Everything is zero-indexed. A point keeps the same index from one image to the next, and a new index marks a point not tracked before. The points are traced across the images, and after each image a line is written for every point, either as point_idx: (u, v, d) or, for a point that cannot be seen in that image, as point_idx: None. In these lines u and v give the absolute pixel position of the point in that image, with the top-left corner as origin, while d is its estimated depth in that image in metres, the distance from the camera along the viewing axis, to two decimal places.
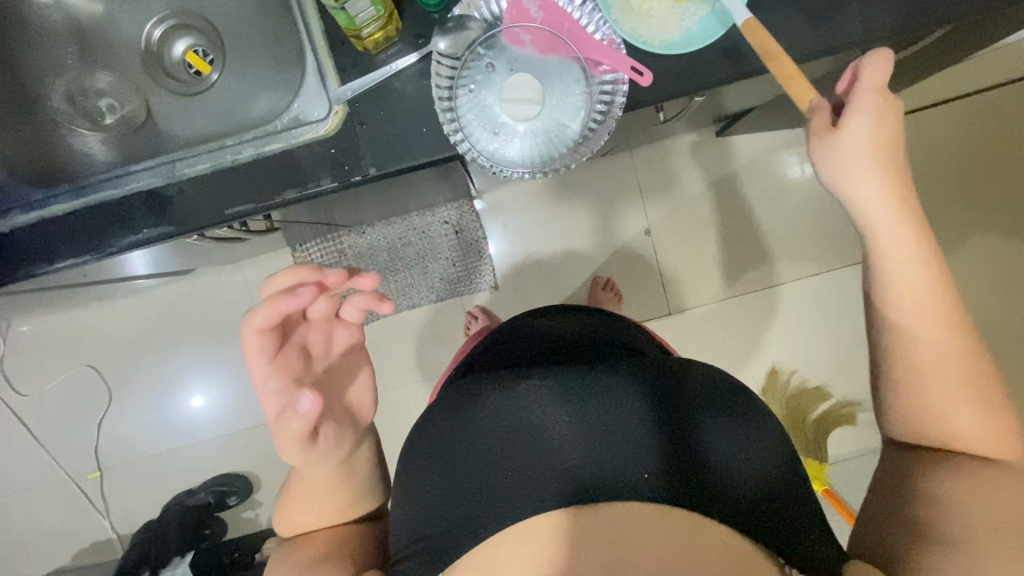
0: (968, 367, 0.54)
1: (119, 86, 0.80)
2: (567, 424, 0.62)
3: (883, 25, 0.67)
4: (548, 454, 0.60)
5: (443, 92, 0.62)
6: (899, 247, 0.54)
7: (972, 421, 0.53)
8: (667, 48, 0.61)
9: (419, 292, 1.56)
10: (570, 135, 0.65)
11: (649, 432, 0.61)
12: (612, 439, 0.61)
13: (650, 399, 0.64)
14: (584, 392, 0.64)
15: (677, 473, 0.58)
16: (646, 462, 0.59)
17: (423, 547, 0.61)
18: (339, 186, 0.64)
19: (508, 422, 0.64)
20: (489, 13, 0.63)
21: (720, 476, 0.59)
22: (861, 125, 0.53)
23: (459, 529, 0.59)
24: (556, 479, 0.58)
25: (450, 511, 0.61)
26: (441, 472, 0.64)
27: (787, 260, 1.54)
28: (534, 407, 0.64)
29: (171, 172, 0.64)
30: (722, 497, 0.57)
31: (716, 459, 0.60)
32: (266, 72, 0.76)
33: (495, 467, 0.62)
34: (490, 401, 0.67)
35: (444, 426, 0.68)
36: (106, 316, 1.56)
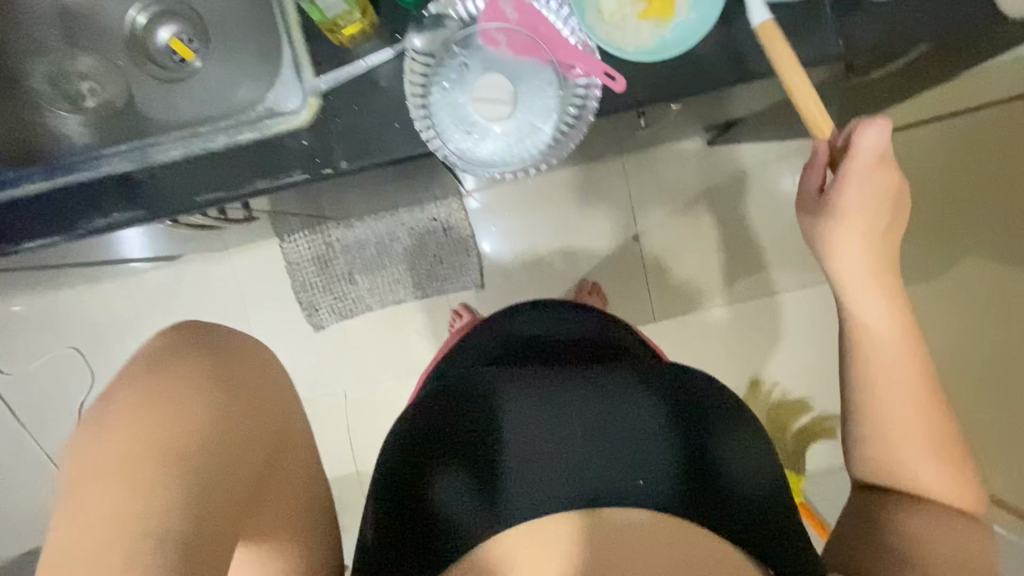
0: (924, 424, 0.61)
1: (101, 69, 0.79)
2: (577, 430, 0.67)
3: (862, 41, 0.68)
4: (561, 458, 0.65)
5: (417, 90, 0.63)
6: (861, 298, 0.62)
7: (924, 466, 0.60)
8: (641, 55, 0.62)
9: (404, 287, 1.56)
10: (543, 138, 0.65)
11: (667, 447, 0.66)
12: (621, 446, 0.66)
13: (670, 415, 0.67)
14: (605, 402, 0.68)
15: (692, 488, 0.65)
16: (665, 477, 0.65)
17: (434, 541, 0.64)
18: (309, 179, 0.64)
19: (526, 425, 0.67)
20: (466, 13, 0.63)
21: (717, 482, 0.65)
22: (851, 201, 0.59)
23: (472, 525, 0.64)
24: (570, 485, 0.64)
25: (458, 509, 0.64)
26: (446, 469, 0.66)
27: (774, 270, 1.54)
28: (544, 412, 0.68)
29: (144, 158, 0.64)
30: (729, 514, 0.64)
31: (727, 477, 0.65)
32: (251, 63, 0.76)
33: (507, 469, 0.66)
34: (498, 402, 0.68)
35: (445, 420, 0.68)
36: (91, 298, 1.56)
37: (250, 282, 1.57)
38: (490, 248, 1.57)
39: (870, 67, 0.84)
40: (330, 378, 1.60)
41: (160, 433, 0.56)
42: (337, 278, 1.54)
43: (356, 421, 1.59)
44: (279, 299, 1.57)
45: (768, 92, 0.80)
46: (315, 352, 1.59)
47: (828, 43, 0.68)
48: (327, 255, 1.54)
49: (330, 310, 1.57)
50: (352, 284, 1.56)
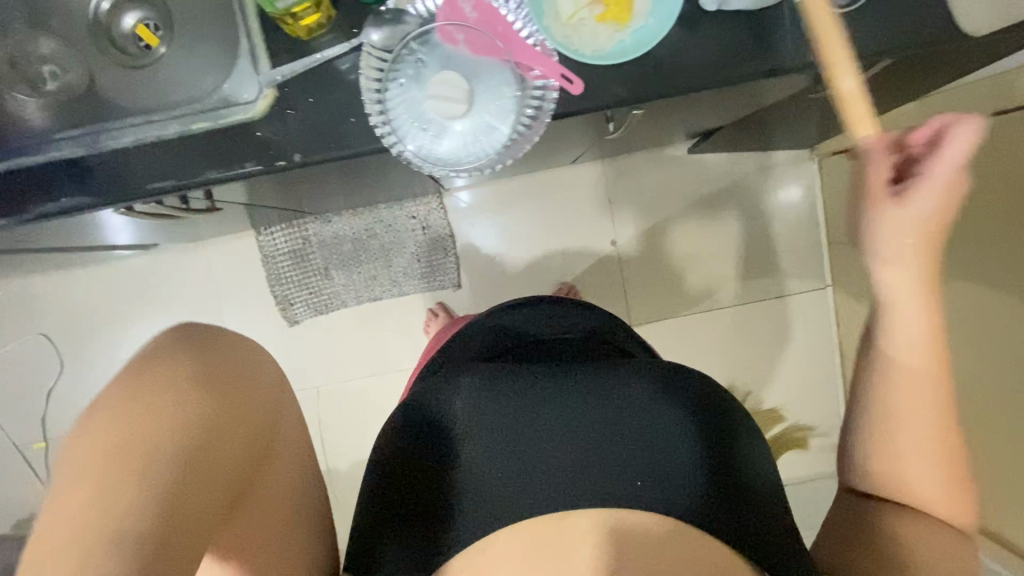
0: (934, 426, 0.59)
1: (62, 52, 0.78)
2: (609, 432, 0.67)
3: (835, 47, 0.66)
4: (591, 457, 0.67)
5: (373, 85, 0.62)
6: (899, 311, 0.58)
7: (929, 481, 0.59)
8: (598, 58, 0.62)
9: (380, 284, 1.55)
10: (501, 138, 0.65)
11: (674, 455, 0.66)
12: (650, 450, 0.67)
13: (682, 421, 0.67)
14: (614, 404, 0.68)
15: (695, 496, 0.65)
16: (668, 484, 0.66)
17: (456, 522, 0.66)
18: (262, 171, 0.64)
19: (532, 424, 0.68)
20: (425, 10, 0.63)
21: (740, 492, 0.66)
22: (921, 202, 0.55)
23: (494, 510, 0.66)
24: (597, 481, 0.66)
25: (481, 494, 0.67)
26: (481, 456, 0.68)
27: (746, 280, 1.59)
28: (580, 409, 0.68)
29: (95, 143, 0.63)
30: (730, 524, 0.65)
31: (731, 485, 0.66)
32: (215, 51, 0.76)
33: (537, 462, 0.67)
34: (535, 394, 0.69)
35: (485, 408, 0.69)
36: (64, 285, 1.54)
37: (226, 274, 1.56)
38: (484, 245, 1.57)
39: (836, 78, 0.85)
40: (304, 373, 1.58)
41: (134, 431, 0.54)
42: (314, 273, 1.54)
43: (329, 417, 1.58)
44: (255, 292, 1.56)
45: (734, 100, 0.80)
46: (290, 347, 1.58)
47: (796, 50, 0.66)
48: (303, 249, 1.53)
49: (305, 305, 1.56)
50: (329, 279, 1.55)
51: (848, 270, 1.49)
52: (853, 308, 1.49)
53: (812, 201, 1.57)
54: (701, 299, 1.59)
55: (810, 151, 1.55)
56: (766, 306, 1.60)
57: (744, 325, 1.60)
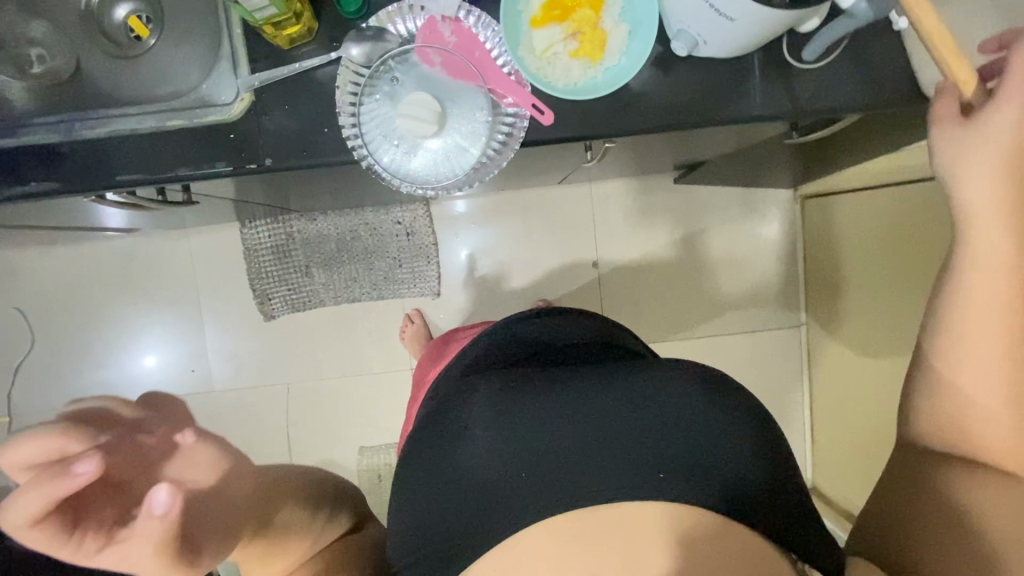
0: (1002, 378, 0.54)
1: (52, 37, 0.79)
2: (645, 425, 0.60)
3: (804, 98, 0.68)
4: (626, 450, 0.59)
5: (348, 99, 0.64)
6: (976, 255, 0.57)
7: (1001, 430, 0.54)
8: (568, 93, 0.64)
9: (360, 287, 1.56)
10: (470, 159, 0.67)
11: (717, 450, 0.59)
12: (690, 442, 0.59)
13: (717, 418, 0.60)
14: (641, 397, 0.61)
15: (742, 493, 0.57)
16: (713, 478, 0.57)
17: (479, 521, 0.59)
18: (233, 172, 0.65)
19: (562, 418, 0.61)
20: (406, 31, 0.65)
21: (785, 496, 0.59)
22: (1000, 126, 0.55)
23: (521, 508, 0.58)
24: (637, 474, 0.57)
25: (503, 491, 0.60)
26: (503, 454, 0.61)
27: (723, 312, 1.61)
28: (611, 404, 0.61)
29: (68, 131, 0.64)
30: (783, 528, 0.57)
31: (778, 489, 0.59)
32: (202, 48, 0.77)
33: (567, 457, 0.59)
34: (561, 390, 0.63)
35: (507, 406, 0.63)
36: (42, 262, 1.53)
37: (207, 264, 1.56)
38: (467, 255, 1.58)
39: (809, 125, 0.87)
40: (276, 369, 1.58)
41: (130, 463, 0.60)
42: (295, 269, 1.54)
43: (296, 414, 1.58)
44: (234, 284, 1.56)
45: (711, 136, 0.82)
46: (263, 341, 1.58)
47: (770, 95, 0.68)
48: (286, 245, 1.53)
49: (283, 301, 1.56)
50: (311, 276, 1.55)
51: (822, 310, 1.51)
52: (824, 348, 1.51)
53: (792, 240, 1.60)
54: (675, 327, 1.61)
55: (792, 192, 1.58)
56: (740, 339, 1.61)
57: (718, 356, 1.61)
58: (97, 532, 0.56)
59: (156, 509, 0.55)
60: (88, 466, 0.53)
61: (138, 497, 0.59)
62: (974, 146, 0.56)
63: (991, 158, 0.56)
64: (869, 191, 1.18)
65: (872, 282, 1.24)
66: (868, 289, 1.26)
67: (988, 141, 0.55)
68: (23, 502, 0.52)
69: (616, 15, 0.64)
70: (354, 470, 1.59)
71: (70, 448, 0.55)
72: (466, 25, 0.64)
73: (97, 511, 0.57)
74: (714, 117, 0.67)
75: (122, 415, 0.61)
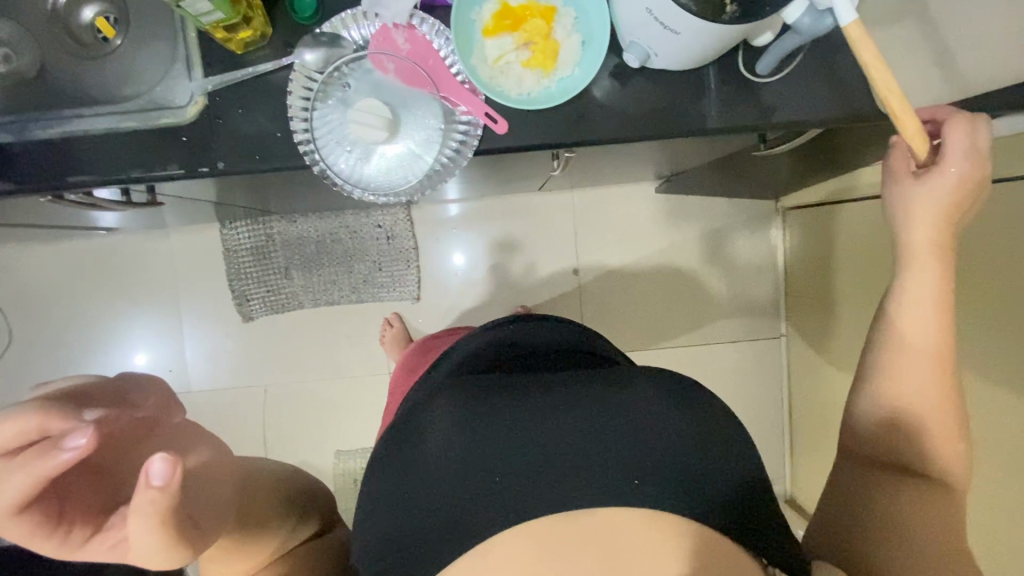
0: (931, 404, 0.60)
1: (17, 37, 0.79)
2: (610, 430, 0.59)
3: (763, 111, 0.68)
4: (592, 453, 0.57)
5: (300, 104, 0.64)
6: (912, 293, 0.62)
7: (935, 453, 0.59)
8: (522, 102, 0.64)
9: (339, 290, 1.56)
10: (424, 167, 0.67)
11: (684, 454, 0.57)
12: (654, 445, 0.58)
13: (680, 423, 0.59)
14: (604, 405, 0.61)
15: (722, 501, 0.55)
16: (682, 479, 0.55)
17: (444, 529, 0.57)
18: (185, 174, 0.65)
19: (526, 426, 0.61)
20: (360, 38, 0.65)
21: (754, 506, 0.57)
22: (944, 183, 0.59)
23: (486, 514, 0.55)
24: (604, 476, 0.55)
25: (468, 496, 0.57)
26: (468, 461, 0.60)
27: (703, 321, 1.61)
28: (575, 412, 0.61)
29: (23, 131, 0.65)
30: (756, 535, 0.55)
31: (748, 497, 0.57)
32: (165, 52, 0.77)
33: (533, 463, 0.58)
34: (526, 400, 0.63)
35: (472, 414, 0.63)
36: (22, 259, 1.53)
37: (187, 264, 1.56)
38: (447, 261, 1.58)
39: (775, 139, 0.87)
40: (255, 370, 1.58)
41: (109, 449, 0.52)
42: (275, 271, 1.54)
43: (273, 416, 1.57)
44: (213, 285, 1.56)
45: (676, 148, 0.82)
46: (241, 343, 1.57)
47: (727, 107, 0.67)
48: (266, 247, 1.53)
49: (262, 302, 1.56)
50: (291, 278, 1.55)
51: (802, 322, 1.51)
52: (803, 360, 1.51)
53: (773, 251, 1.60)
54: (656, 336, 1.61)
55: (774, 203, 1.59)
56: (720, 349, 1.61)
57: (698, 366, 1.61)
58: (86, 520, 0.49)
59: (154, 480, 0.45)
60: (81, 439, 0.44)
61: (127, 475, 0.53)
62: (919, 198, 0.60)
63: (933, 210, 0.60)
64: (846, 204, 1.18)
65: (849, 295, 1.24)
66: (845, 301, 1.26)
67: (933, 195, 0.59)
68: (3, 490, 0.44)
69: (568, 25, 0.64)
70: (330, 474, 1.58)
71: (52, 425, 0.45)
72: (420, 33, 0.64)
73: (80, 500, 0.49)
74: (669, 129, 0.67)
75: (106, 387, 0.53)
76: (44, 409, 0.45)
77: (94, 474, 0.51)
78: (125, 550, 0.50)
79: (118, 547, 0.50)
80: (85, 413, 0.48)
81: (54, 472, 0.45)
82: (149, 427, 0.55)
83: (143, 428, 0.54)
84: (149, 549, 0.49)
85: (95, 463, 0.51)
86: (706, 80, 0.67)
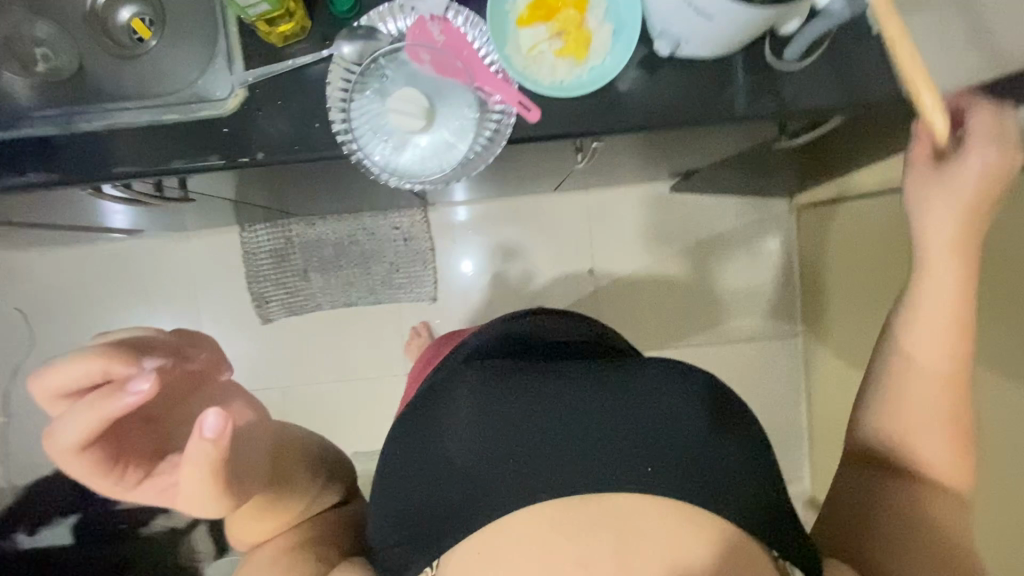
0: (941, 394, 0.62)
1: (58, 38, 0.81)
2: (632, 416, 0.59)
3: (789, 100, 0.69)
4: (613, 439, 0.58)
5: (338, 95, 0.66)
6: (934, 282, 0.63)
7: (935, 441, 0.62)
8: (554, 91, 0.65)
9: (357, 291, 1.57)
10: (457, 155, 0.68)
11: (705, 444, 0.58)
12: (676, 433, 0.58)
13: (703, 414, 0.59)
14: (630, 390, 0.60)
15: (736, 492, 0.56)
16: (699, 470, 0.56)
17: (457, 507, 0.58)
18: (226, 165, 0.66)
19: (550, 407, 0.60)
20: (395, 30, 0.67)
21: (766, 495, 0.58)
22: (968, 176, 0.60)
23: (501, 493, 0.56)
24: (622, 462, 0.56)
25: (484, 476, 0.58)
26: (488, 440, 0.60)
27: (719, 320, 1.61)
28: (600, 395, 0.60)
29: (68, 124, 0.67)
30: (766, 524, 0.56)
31: (762, 486, 0.58)
32: (201, 49, 0.79)
33: (553, 444, 0.58)
34: (550, 381, 0.62)
35: (497, 394, 0.63)
36: (45, 263, 1.55)
37: (206, 267, 1.57)
38: (463, 262, 1.59)
39: (797, 130, 0.88)
40: (272, 372, 1.59)
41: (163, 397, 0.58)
42: (294, 273, 1.56)
43: (290, 418, 1.58)
44: (233, 287, 1.58)
45: (700, 139, 0.83)
46: (259, 345, 1.59)
47: (755, 96, 0.69)
48: (285, 249, 1.55)
49: (281, 304, 1.57)
50: (309, 280, 1.57)
51: (818, 320, 1.51)
52: (819, 358, 1.51)
53: (789, 250, 1.60)
54: (672, 336, 1.61)
55: (789, 201, 1.59)
56: (737, 347, 1.61)
57: (714, 365, 1.61)
58: (140, 463, 0.55)
59: (207, 432, 0.51)
60: (144, 385, 0.51)
61: (173, 430, 0.59)
62: (938, 195, 0.62)
63: (954, 204, 0.61)
64: (862, 200, 1.19)
65: (865, 291, 1.24)
66: (862, 297, 1.26)
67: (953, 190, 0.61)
68: (74, 422, 0.51)
69: (600, 15, 0.66)
70: None
71: (116, 369, 0.52)
72: (454, 25, 0.66)
73: (135, 443, 0.56)
74: (698, 118, 0.68)
75: (163, 339, 0.59)
76: (108, 354, 0.52)
77: (147, 423, 0.57)
78: (170, 494, 0.56)
79: (164, 494, 0.56)
80: (145, 362, 0.54)
81: (116, 414, 0.51)
82: (198, 384, 0.61)
83: (193, 385, 0.61)
84: (196, 495, 0.54)
85: (149, 414, 0.58)
86: (734, 69, 0.69)
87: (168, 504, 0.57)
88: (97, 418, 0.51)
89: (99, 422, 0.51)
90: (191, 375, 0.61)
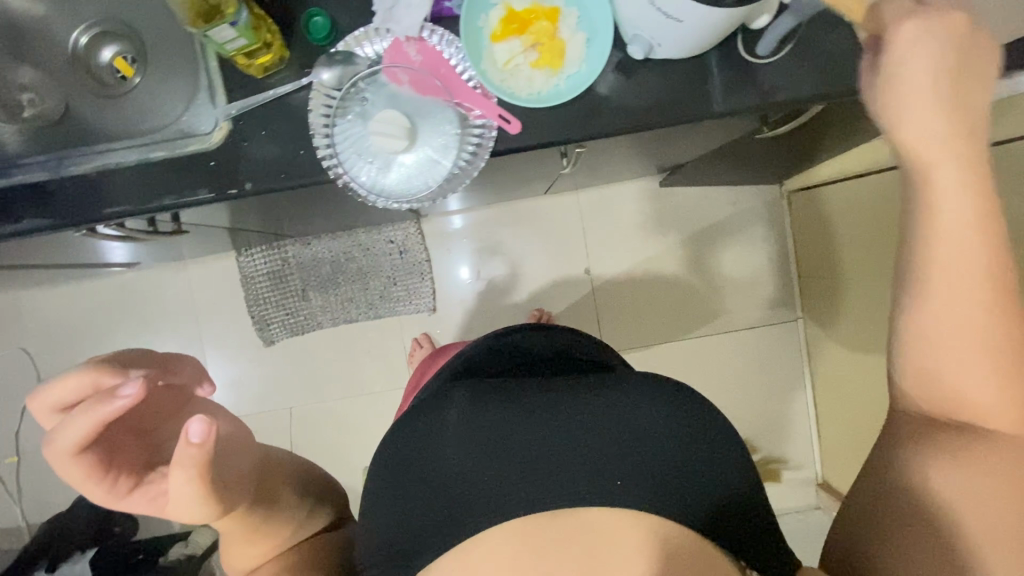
0: (979, 334, 0.50)
1: (44, 83, 0.83)
2: (604, 432, 0.61)
3: (766, 91, 0.70)
4: (585, 454, 0.59)
5: (321, 120, 0.66)
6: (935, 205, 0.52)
7: (981, 386, 0.51)
8: (532, 100, 0.66)
9: (357, 307, 1.58)
10: (442, 171, 0.69)
11: (674, 458, 0.59)
12: (645, 448, 0.59)
13: (670, 430, 0.61)
14: (603, 407, 0.62)
15: (699, 502, 0.57)
16: (666, 483, 0.57)
17: (434, 523, 0.59)
18: (215, 197, 0.67)
19: (524, 425, 0.62)
20: (373, 53, 0.68)
21: (730, 504, 0.59)
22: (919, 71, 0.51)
23: (479, 507, 0.58)
24: (591, 477, 0.57)
25: (461, 493, 0.60)
26: (467, 457, 0.62)
27: (718, 309, 1.62)
28: (574, 413, 0.62)
29: (57, 169, 0.68)
30: (723, 529, 0.57)
31: (729, 496, 0.59)
32: (183, 82, 0.79)
33: (528, 460, 0.60)
34: (526, 400, 0.64)
35: (476, 413, 0.64)
36: (46, 301, 1.57)
37: (205, 293, 1.59)
38: (460, 270, 1.60)
39: (778, 120, 0.89)
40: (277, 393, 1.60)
41: (146, 412, 0.58)
42: (292, 294, 1.57)
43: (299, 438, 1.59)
44: (233, 311, 1.59)
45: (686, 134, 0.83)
46: (263, 367, 1.60)
47: (733, 91, 0.69)
48: (282, 270, 1.56)
49: (282, 326, 1.58)
50: (308, 298, 1.58)
51: (816, 304, 1.51)
52: (820, 341, 1.52)
53: (782, 235, 1.61)
54: (674, 329, 1.62)
55: (779, 187, 1.60)
56: (738, 336, 1.62)
57: (718, 355, 1.62)
58: (130, 472, 0.56)
59: (192, 438, 0.51)
60: (131, 388, 0.50)
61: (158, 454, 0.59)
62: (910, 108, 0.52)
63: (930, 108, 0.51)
64: (854, 180, 1.19)
65: (862, 265, 1.24)
66: (858, 275, 1.26)
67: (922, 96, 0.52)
68: (70, 430, 0.51)
69: (572, 25, 0.67)
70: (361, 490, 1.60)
71: (104, 380, 0.53)
72: (430, 44, 0.67)
73: (127, 453, 0.56)
74: (678, 116, 0.69)
75: (154, 354, 0.59)
76: (96, 367, 0.53)
77: (139, 434, 0.58)
78: (162, 500, 0.57)
79: (156, 501, 0.57)
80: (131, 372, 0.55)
81: (110, 418, 0.50)
82: (183, 399, 0.61)
83: (178, 400, 0.60)
84: (183, 499, 0.55)
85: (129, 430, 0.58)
86: (709, 67, 0.69)
87: (158, 512, 0.58)
88: (90, 423, 0.50)
89: (93, 429, 0.51)
90: (176, 388, 0.60)
